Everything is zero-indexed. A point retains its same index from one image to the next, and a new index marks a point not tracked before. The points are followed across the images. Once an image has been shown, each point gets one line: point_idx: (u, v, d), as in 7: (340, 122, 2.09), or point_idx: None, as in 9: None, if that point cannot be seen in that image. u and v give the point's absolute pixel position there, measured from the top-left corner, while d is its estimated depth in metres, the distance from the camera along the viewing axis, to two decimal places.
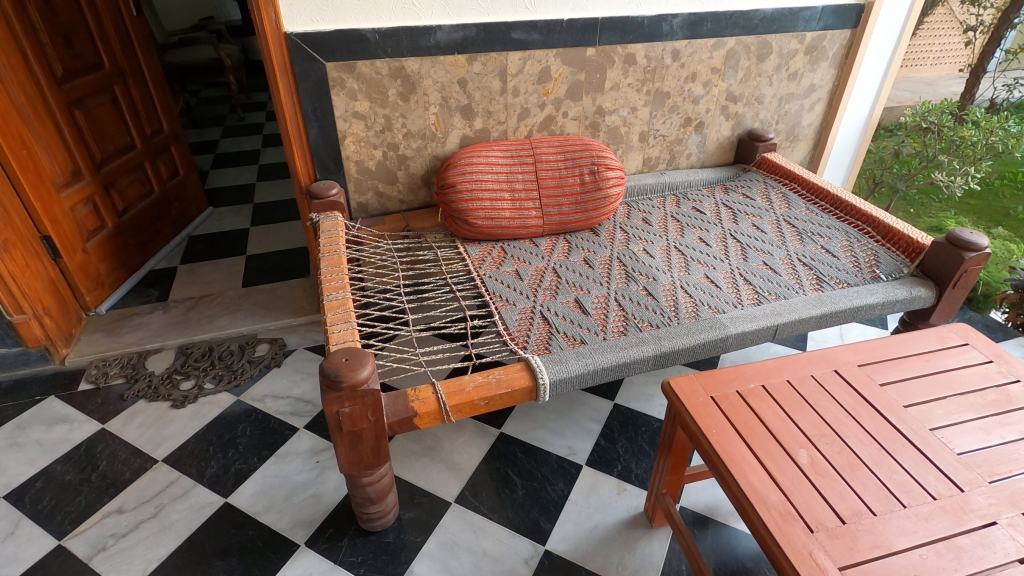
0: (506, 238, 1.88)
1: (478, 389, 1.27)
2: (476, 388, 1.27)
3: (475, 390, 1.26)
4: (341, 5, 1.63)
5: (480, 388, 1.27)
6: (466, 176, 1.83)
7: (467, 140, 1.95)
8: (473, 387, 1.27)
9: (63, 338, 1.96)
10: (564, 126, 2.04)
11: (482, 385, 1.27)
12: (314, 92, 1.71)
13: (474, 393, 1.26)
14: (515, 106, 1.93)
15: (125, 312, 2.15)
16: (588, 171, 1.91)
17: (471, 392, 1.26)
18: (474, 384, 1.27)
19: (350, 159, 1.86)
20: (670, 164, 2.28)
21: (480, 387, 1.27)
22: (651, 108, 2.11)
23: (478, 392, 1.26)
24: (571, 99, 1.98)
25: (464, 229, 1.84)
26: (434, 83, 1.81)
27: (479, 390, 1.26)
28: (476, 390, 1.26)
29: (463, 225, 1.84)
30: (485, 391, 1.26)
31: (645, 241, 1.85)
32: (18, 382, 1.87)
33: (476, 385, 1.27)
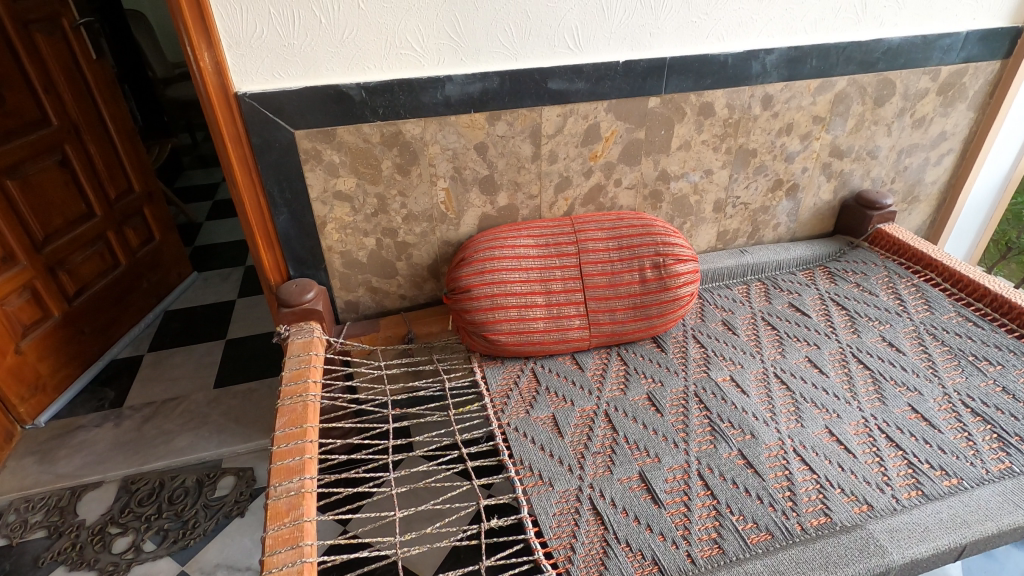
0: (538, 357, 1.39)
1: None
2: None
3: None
4: (313, 53, 1.18)
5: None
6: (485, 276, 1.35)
7: (487, 220, 1.48)
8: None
9: None
10: (616, 197, 1.55)
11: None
12: (280, 168, 1.27)
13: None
14: (551, 175, 1.45)
15: (68, 425, 1.74)
16: (650, 263, 1.41)
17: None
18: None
19: (333, 250, 1.41)
20: (751, 237, 1.76)
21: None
22: (731, 169, 1.60)
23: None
24: (626, 163, 1.49)
25: (482, 345, 1.37)
26: (443, 151, 1.34)
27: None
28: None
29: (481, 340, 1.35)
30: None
31: (731, 365, 1.34)
32: None
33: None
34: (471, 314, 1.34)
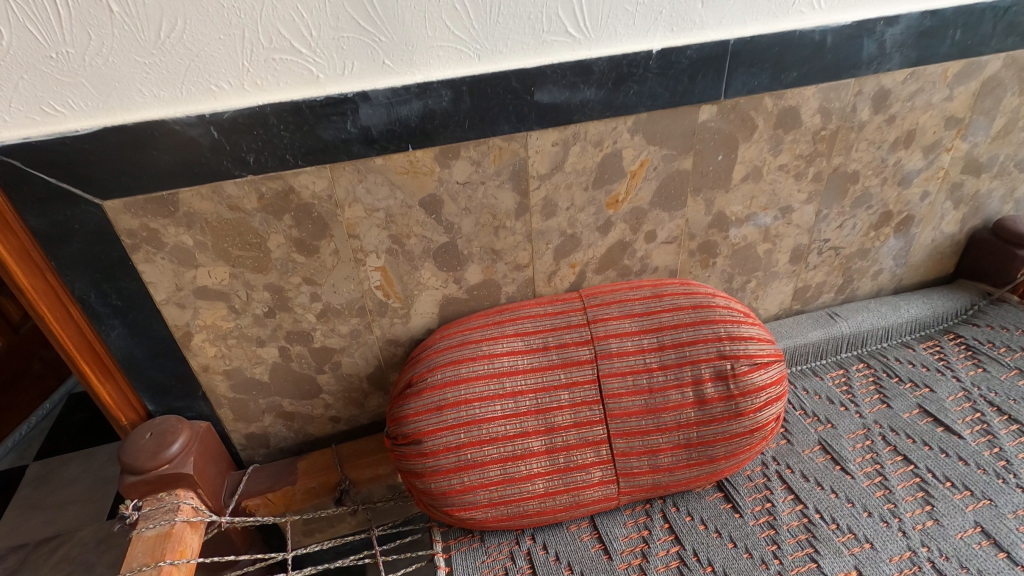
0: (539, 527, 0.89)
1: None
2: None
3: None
4: (110, 66, 0.66)
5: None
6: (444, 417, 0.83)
7: (454, 305, 0.97)
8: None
9: None
10: (647, 257, 1.02)
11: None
12: (94, 262, 0.76)
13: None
14: (548, 234, 0.94)
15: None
16: (708, 374, 0.87)
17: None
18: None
19: (213, 370, 0.91)
20: (840, 292, 1.23)
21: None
22: (819, 204, 1.07)
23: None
24: (663, 208, 0.97)
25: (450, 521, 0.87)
26: (369, 213, 0.83)
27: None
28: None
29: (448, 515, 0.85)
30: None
31: (855, 544, 0.82)
32: None
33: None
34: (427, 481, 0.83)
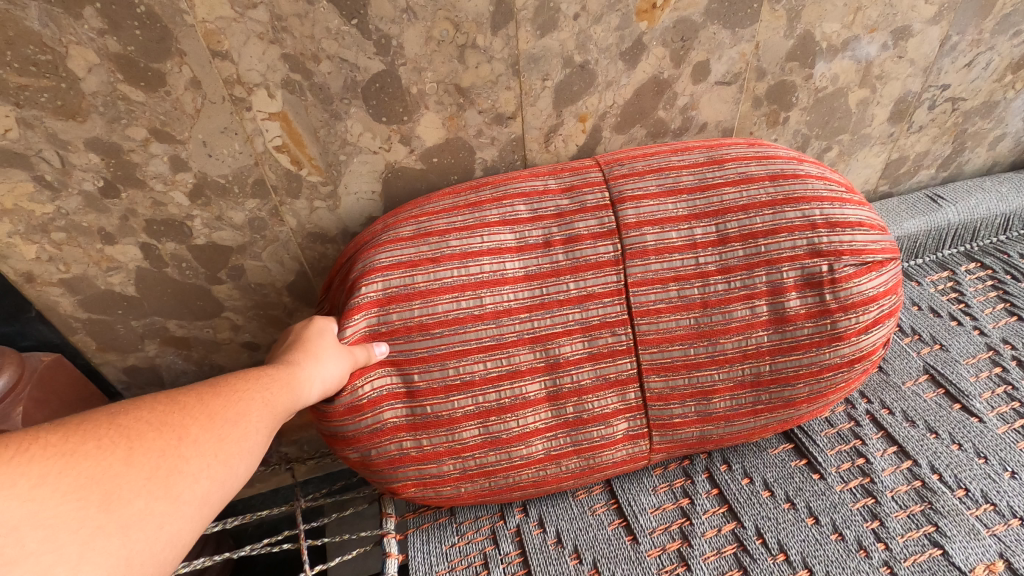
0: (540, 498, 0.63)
1: (232, 416, 0.41)
2: (226, 452, 0.39)
3: (215, 437, 0.39)
4: None
5: (209, 486, 0.37)
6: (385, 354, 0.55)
7: (405, 181, 0.65)
8: (118, 455, 0.34)
9: None
10: (692, 107, 0.69)
11: (231, 414, 0.41)
12: None
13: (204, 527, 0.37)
14: (545, 62, 0.60)
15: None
16: (796, 280, 0.56)
17: (94, 439, 0.34)
18: (203, 442, 0.38)
19: (40, 278, 0.60)
20: (943, 167, 0.90)
21: (188, 460, 0.37)
22: (949, 25, 0.72)
23: (165, 471, 0.35)
24: (723, 22, 0.62)
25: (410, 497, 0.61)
26: (243, 10, 0.49)
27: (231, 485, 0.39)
28: (190, 454, 0.37)
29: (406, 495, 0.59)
30: (144, 488, 0.34)
31: (997, 521, 0.56)
32: None
33: (208, 448, 0.38)
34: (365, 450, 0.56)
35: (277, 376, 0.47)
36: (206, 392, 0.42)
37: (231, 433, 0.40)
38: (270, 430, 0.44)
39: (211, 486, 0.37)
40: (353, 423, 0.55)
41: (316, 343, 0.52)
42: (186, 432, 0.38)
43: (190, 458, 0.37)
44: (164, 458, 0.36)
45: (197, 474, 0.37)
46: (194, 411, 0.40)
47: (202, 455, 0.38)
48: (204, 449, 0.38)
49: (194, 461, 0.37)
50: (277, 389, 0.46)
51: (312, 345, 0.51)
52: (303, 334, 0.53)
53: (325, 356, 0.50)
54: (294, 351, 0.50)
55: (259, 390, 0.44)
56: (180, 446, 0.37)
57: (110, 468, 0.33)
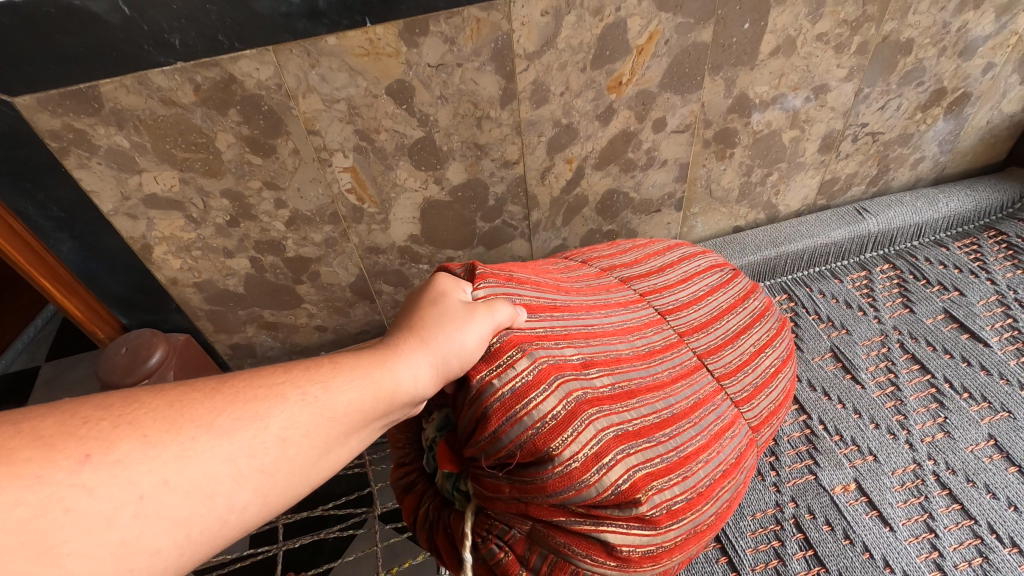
0: (722, 512, 0.54)
1: (295, 429, 0.33)
2: (264, 470, 0.31)
3: (255, 452, 0.31)
4: None
5: (231, 509, 0.30)
6: (537, 327, 0.53)
7: (438, 209, 0.88)
8: (94, 494, 0.26)
9: None
10: (654, 149, 0.90)
11: (293, 419, 0.34)
12: (18, 170, 0.68)
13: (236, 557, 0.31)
14: (541, 124, 0.82)
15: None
16: (722, 307, 0.74)
17: (87, 466, 0.26)
18: (221, 457, 0.30)
19: (181, 281, 0.85)
20: (873, 184, 1.10)
21: (201, 490, 0.29)
22: (861, 81, 0.91)
23: (157, 514, 0.27)
24: (674, 90, 0.83)
25: (628, 511, 0.46)
26: (329, 103, 0.72)
27: (274, 502, 0.32)
28: (208, 476, 0.29)
29: (637, 492, 0.46)
30: (132, 537, 0.26)
31: (857, 457, 0.79)
32: None
33: (229, 467, 0.30)
34: (580, 412, 0.47)
35: (369, 362, 0.40)
36: (214, 388, 0.33)
37: (206, 453, 0.29)
38: (344, 435, 0.36)
39: (234, 515, 0.30)
40: (550, 395, 0.47)
41: (424, 328, 0.46)
42: (117, 445, 0.27)
43: (199, 487, 0.29)
44: (36, 488, 0.25)
45: (214, 508, 0.29)
46: (223, 408, 0.32)
47: (224, 462, 0.30)
48: (231, 475, 0.30)
49: (217, 489, 0.29)
50: (370, 384, 0.39)
51: (423, 328, 0.46)
52: (417, 315, 0.47)
53: (446, 335, 0.45)
54: (404, 333, 0.45)
55: (346, 386, 0.37)
56: (189, 465, 0.29)
57: (84, 511, 0.25)
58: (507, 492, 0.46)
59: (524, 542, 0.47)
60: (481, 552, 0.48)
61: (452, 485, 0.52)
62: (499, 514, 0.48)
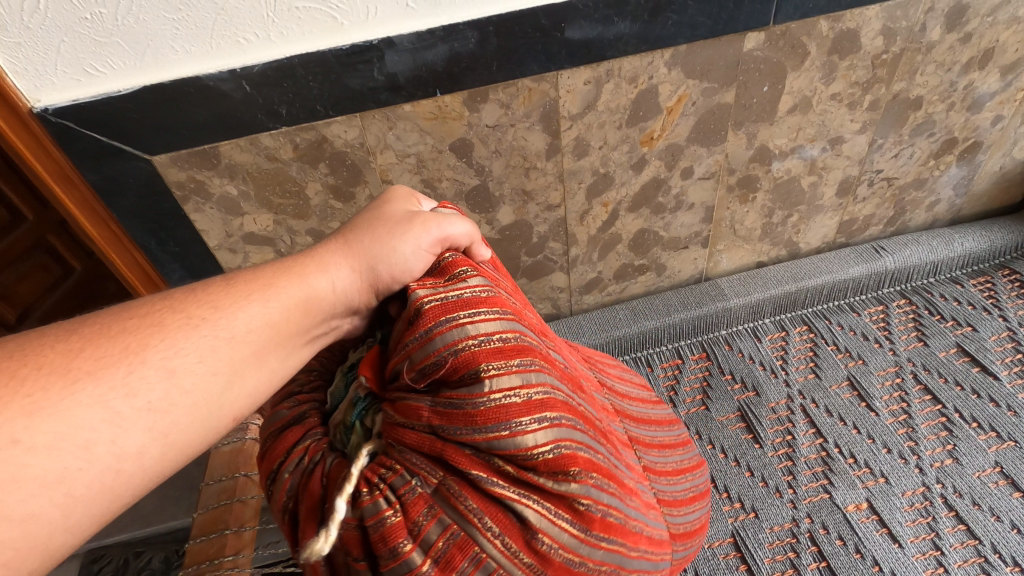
0: (643, 555, 0.50)
1: (179, 365, 0.38)
2: (152, 409, 0.36)
3: (134, 397, 0.36)
4: (141, 24, 0.66)
5: (122, 454, 0.35)
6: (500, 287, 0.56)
7: (488, 246, 1.00)
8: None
9: None
10: (682, 194, 1.01)
11: (176, 359, 0.38)
12: (148, 213, 0.82)
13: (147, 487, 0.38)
14: (581, 173, 0.93)
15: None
16: (658, 406, 0.77)
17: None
18: (95, 408, 0.34)
19: None
20: (890, 223, 1.18)
21: (76, 448, 0.33)
22: (874, 133, 1.00)
23: (31, 470, 0.31)
24: (701, 143, 0.94)
25: (561, 490, 0.44)
26: (401, 158, 0.84)
27: (175, 440, 0.38)
28: (82, 428, 0.33)
29: (573, 465, 0.45)
30: (16, 499, 0.31)
31: (869, 478, 0.86)
32: None
33: (106, 415, 0.34)
34: (535, 359, 0.48)
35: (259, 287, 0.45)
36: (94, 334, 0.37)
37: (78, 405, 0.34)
38: (239, 364, 0.42)
39: (128, 455, 0.35)
40: (497, 322, 0.49)
41: (356, 243, 0.52)
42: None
43: (71, 440, 0.33)
44: None
45: (98, 457, 0.34)
46: (97, 366, 0.35)
47: (97, 418, 0.34)
48: (111, 422, 0.35)
49: (93, 439, 0.34)
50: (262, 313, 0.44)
51: (355, 243, 0.52)
52: (360, 228, 0.53)
53: (372, 249, 0.51)
54: (336, 243, 0.52)
55: (239, 313, 0.43)
56: (44, 420, 0.32)
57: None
58: (426, 414, 0.45)
59: (423, 504, 0.43)
60: (362, 505, 0.42)
61: (356, 416, 0.51)
62: (410, 463, 0.45)
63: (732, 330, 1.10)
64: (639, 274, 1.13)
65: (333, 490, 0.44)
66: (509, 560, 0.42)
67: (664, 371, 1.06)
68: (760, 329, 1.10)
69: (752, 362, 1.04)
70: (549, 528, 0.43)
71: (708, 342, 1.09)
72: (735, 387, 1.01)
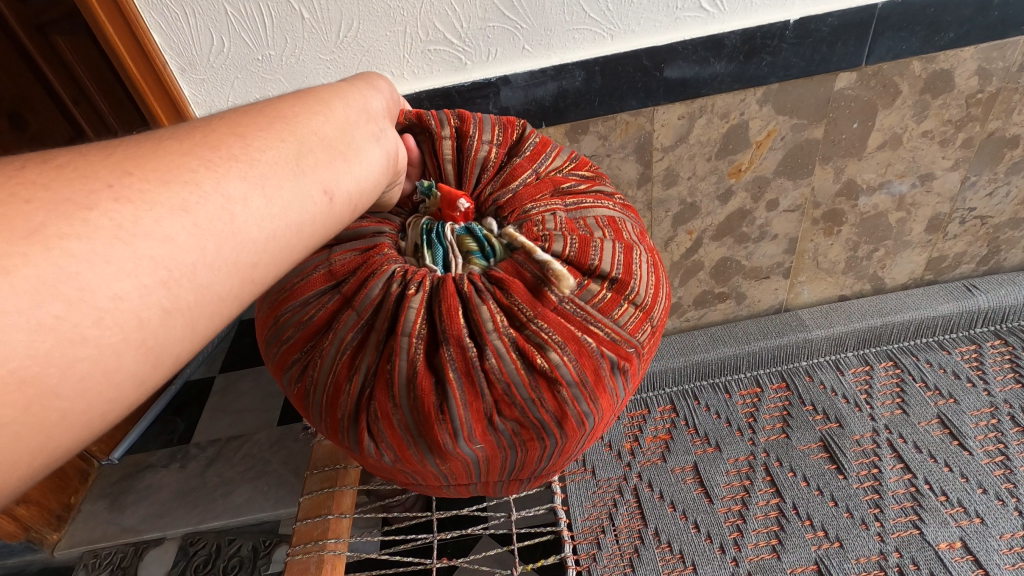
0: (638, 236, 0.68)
1: (248, 132, 0.38)
2: (239, 161, 0.35)
3: (219, 151, 0.35)
4: (301, 64, 0.78)
5: (229, 196, 0.33)
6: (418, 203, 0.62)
7: None
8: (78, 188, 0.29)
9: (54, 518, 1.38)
10: (767, 225, 1.04)
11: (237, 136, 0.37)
12: None
13: (274, 242, 0.36)
14: (669, 202, 0.98)
15: (135, 465, 1.52)
16: None
17: (72, 180, 0.29)
18: (190, 157, 0.33)
19: None
20: (982, 262, 1.16)
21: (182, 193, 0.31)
22: (966, 171, 1.00)
23: (153, 196, 0.30)
24: (788, 176, 0.97)
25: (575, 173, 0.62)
26: None
27: (275, 197, 0.36)
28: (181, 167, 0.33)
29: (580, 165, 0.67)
30: (131, 231, 0.29)
31: (963, 517, 0.84)
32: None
33: (199, 160, 0.33)
34: None
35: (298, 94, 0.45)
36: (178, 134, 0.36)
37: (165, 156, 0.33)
38: (308, 139, 0.40)
39: (238, 201, 0.34)
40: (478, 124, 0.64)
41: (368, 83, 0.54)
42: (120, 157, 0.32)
43: (179, 177, 0.32)
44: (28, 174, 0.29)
45: (208, 195, 0.32)
46: (173, 140, 0.34)
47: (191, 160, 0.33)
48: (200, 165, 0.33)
49: (196, 179, 0.32)
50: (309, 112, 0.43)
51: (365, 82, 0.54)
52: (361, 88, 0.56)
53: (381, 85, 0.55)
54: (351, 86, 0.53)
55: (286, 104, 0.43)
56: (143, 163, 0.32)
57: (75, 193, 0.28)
58: (528, 166, 0.59)
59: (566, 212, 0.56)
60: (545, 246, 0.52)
61: (473, 233, 0.56)
62: (540, 203, 0.56)
63: (813, 362, 1.10)
64: (719, 301, 1.16)
65: (522, 259, 0.51)
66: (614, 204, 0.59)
67: (742, 398, 1.07)
68: (842, 362, 1.09)
69: (835, 395, 1.04)
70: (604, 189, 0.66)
71: (788, 372, 1.10)
72: (817, 418, 1.01)
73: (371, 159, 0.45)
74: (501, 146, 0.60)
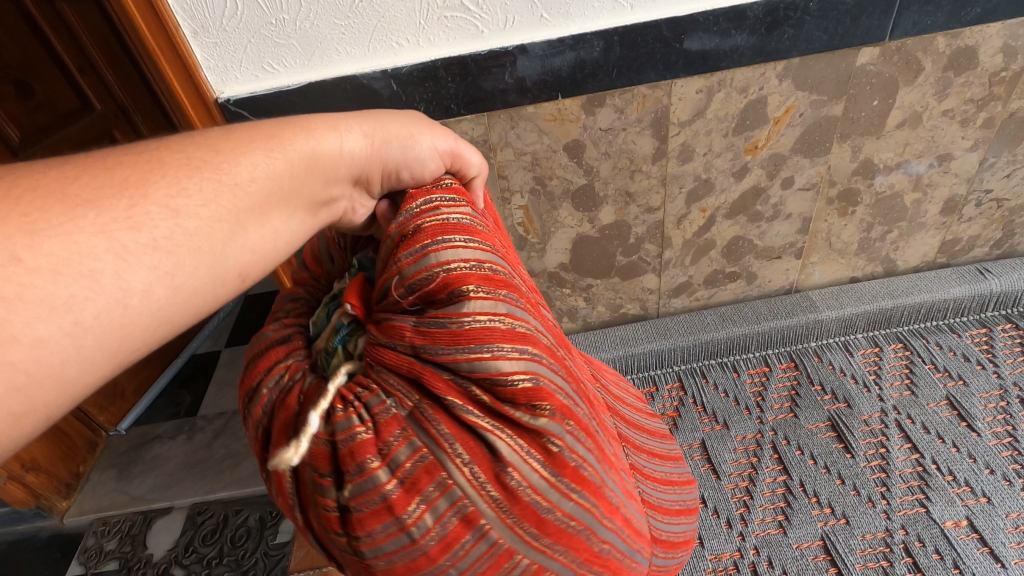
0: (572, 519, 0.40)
1: (182, 207, 0.33)
2: (159, 247, 0.31)
3: (140, 233, 0.30)
4: (315, 29, 0.77)
5: (131, 290, 0.30)
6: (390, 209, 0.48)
7: (586, 244, 1.05)
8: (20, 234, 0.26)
9: (63, 486, 1.39)
10: (781, 204, 1.03)
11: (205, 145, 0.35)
12: None
13: (161, 330, 0.33)
14: (684, 178, 0.97)
15: (142, 437, 1.53)
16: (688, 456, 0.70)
17: None
18: (100, 238, 0.29)
19: None
20: (996, 245, 1.15)
21: (90, 261, 0.28)
22: (986, 152, 0.99)
23: (37, 294, 0.26)
24: (805, 154, 0.96)
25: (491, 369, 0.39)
26: (518, 156, 0.91)
27: (183, 286, 0.32)
28: (87, 255, 0.28)
29: (546, 400, 0.40)
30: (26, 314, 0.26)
31: (970, 497, 0.85)
32: (12, 545, 1.37)
33: (109, 246, 0.29)
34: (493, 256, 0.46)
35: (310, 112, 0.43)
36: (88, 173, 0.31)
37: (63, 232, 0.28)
38: (242, 215, 0.36)
39: (137, 294, 0.30)
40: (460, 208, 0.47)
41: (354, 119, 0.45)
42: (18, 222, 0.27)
43: (77, 268, 0.28)
44: None
45: (106, 290, 0.29)
46: (94, 196, 0.30)
47: (98, 238, 0.29)
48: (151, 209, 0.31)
49: (99, 269, 0.28)
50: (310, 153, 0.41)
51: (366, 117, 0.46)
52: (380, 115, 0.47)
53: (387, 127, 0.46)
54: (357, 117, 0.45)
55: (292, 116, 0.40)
56: (45, 240, 0.27)
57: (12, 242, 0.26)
58: (409, 332, 0.40)
59: (396, 427, 0.38)
60: (333, 420, 0.38)
61: (337, 339, 0.45)
62: (382, 373, 0.40)
63: (822, 343, 1.10)
64: (730, 281, 1.16)
65: (305, 407, 0.39)
66: (476, 494, 0.37)
67: (751, 377, 1.07)
68: (852, 344, 1.09)
69: (844, 375, 1.04)
70: (537, 466, 0.39)
71: (797, 353, 1.10)
72: (826, 397, 1.01)
73: (292, 232, 0.41)
74: (418, 289, 0.41)
